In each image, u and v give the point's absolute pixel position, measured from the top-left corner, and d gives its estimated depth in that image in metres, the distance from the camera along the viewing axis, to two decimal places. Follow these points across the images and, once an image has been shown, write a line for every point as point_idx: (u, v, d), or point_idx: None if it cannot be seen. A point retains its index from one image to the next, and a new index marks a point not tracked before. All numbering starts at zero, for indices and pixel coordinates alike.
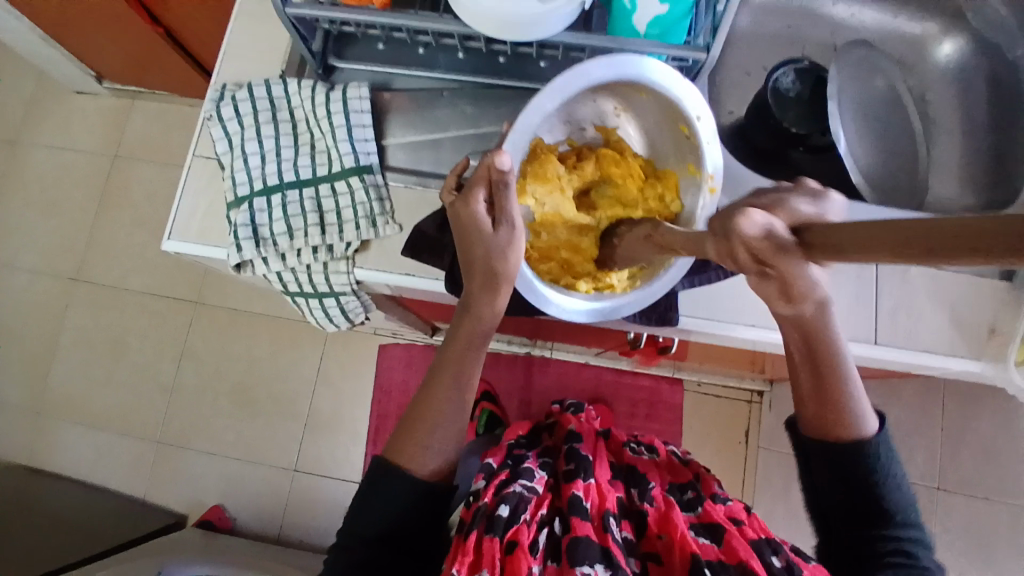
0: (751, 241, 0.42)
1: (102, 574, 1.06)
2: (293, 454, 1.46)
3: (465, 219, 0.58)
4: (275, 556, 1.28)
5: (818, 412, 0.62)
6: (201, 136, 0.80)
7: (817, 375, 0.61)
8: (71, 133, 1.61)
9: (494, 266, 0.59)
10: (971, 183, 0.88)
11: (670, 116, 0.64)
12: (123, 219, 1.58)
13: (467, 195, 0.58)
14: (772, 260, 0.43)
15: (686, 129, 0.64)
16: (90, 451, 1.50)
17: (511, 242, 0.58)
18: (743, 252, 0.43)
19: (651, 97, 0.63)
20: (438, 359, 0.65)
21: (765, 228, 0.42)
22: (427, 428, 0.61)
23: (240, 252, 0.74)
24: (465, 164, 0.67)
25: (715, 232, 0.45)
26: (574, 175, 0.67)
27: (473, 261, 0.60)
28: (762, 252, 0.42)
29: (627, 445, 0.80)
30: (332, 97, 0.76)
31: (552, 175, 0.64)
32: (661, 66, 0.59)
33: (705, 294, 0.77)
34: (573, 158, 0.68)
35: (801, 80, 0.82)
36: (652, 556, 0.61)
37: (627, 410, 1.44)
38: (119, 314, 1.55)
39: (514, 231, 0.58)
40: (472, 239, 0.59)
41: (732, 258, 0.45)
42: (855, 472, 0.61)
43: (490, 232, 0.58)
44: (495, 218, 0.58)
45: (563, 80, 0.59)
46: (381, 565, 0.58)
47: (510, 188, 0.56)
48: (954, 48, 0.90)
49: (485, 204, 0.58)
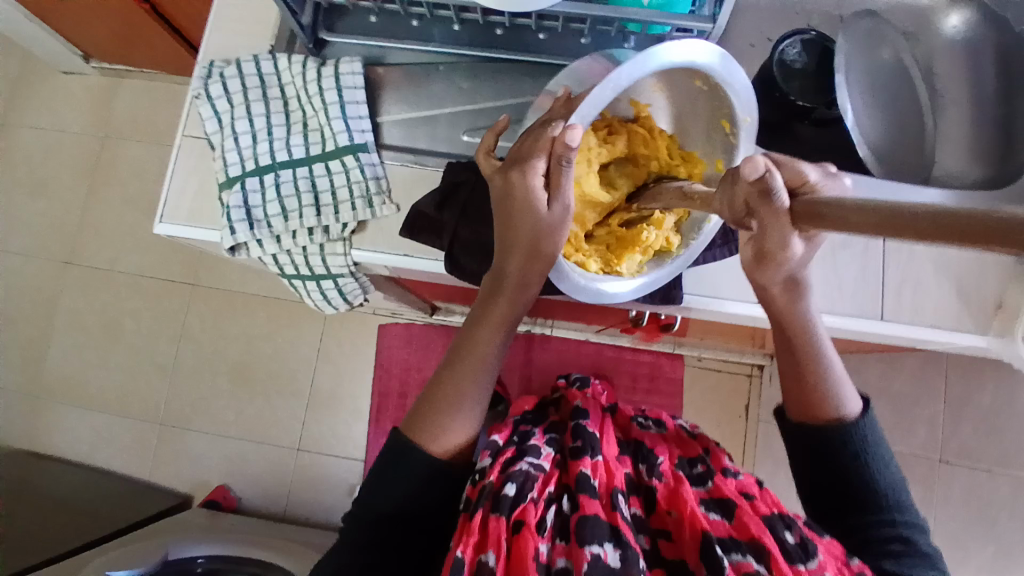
0: (745, 183, 0.47)
1: (111, 555, 1.07)
2: (295, 433, 1.47)
3: (519, 188, 0.57)
4: (280, 533, 1.29)
5: (804, 396, 0.65)
6: (189, 114, 0.78)
7: (788, 352, 0.65)
8: (59, 114, 1.58)
9: (540, 245, 0.58)
10: (977, 155, 0.87)
11: (715, 110, 0.63)
12: (116, 200, 1.56)
13: (525, 165, 0.56)
14: (760, 209, 0.47)
15: (728, 126, 0.63)
16: (92, 433, 1.51)
17: (562, 224, 0.58)
18: (741, 198, 0.48)
19: (704, 86, 0.61)
20: (462, 333, 0.65)
21: (763, 176, 0.46)
22: (452, 409, 0.61)
23: (234, 234, 0.72)
24: (501, 125, 0.65)
25: (726, 181, 0.50)
26: (604, 147, 0.65)
27: (516, 236, 0.59)
28: (753, 200, 0.47)
29: (635, 419, 0.79)
30: (323, 74, 0.74)
31: (585, 145, 0.63)
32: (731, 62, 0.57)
33: (709, 272, 0.76)
34: (604, 129, 0.65)
35: (806, 50, 0.82)
36: (662, 533, 0.61)
37: (627, 384, 1.43)
38: (115, 296, 1.54)
39: (567, 212, 0.57)
40: (520, 212, 0.57)
41: (729, 207, 0.50)
42: (841, 465, 0.63)
43: (545, 210, 0.57)
44: (550, 194, 0.57)
45: (642, 59, 0.53)
46: (393, 542, 0.58)
47: (569, 165, 0.55)
48: (962, 18, 0.88)
49: (542, 180, 0.57)
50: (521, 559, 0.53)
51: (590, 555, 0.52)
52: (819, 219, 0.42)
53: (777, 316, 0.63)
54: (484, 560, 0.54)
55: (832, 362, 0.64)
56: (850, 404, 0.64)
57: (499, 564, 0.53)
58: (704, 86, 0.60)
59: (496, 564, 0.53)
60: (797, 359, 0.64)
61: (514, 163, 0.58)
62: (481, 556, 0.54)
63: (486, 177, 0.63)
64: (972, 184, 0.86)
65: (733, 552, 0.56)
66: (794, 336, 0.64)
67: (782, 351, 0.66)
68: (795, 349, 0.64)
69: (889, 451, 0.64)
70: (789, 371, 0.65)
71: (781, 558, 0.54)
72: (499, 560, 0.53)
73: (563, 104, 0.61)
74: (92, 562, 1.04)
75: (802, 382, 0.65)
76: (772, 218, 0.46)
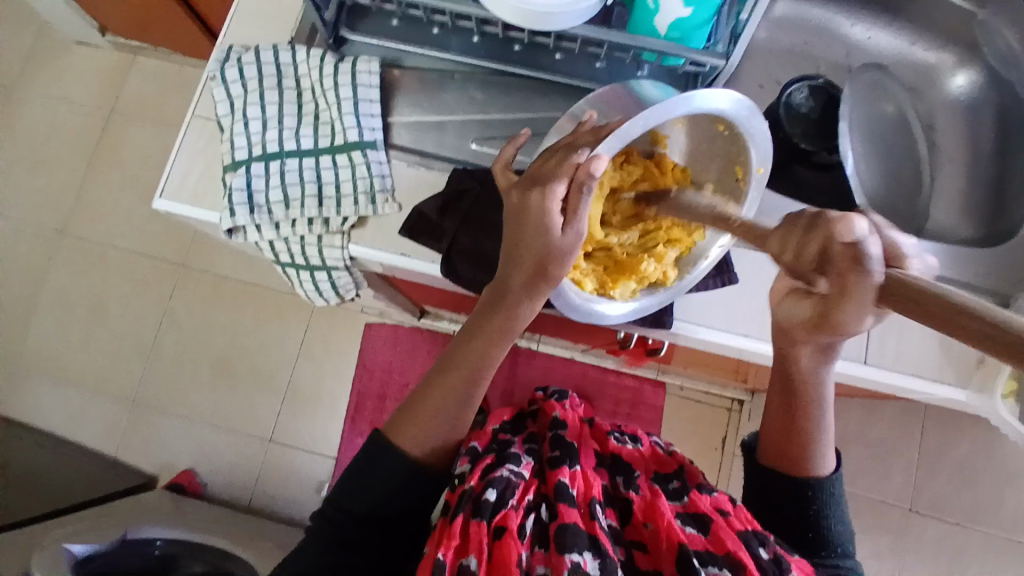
0: (834, 246, 0.44)
1: (71, 530, 1.05)
2: (270, 425, 1.45)
3: (535, 208, 0.57)
4: (245, 525, 1.27)
5: (783, 440, 0.66)
6: (201, 95, 0.79)
7: (790, 411, 0.65)
8: (68, 84, 1.58)
9: (548, 266, 0.59)
10: (968, 213, 0.90)
11: (729, 155, 0.64)
12: (114, 175, 1.55)
13: (545, 187, 0.57)
14: (843, 275, 0.44)
15: (740, 172, 0.64)
16: (64, 405, 1.49)
17: (571, 248, 0.58)
18: (817, 251, 0.44)
19: (725, 130, 0.61)
20: (457, 339, 0.65)
21: (858, 241, 0.43)
22: (439, 419, 0.62)
23: (233, 217, 0.72)
24: (523, 141, 0.67)
25: (800, 224, 0.46)
26: (619, 172, 0.65)
27: (522, 252, 0.59)
28: (838, 260, 0.44)
29: (611, 433, 0.77)
30: (340, 70, 0.75)
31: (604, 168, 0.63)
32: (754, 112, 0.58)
33: (699, 301, 0.77)
34: (621, 157, 0.65)
35: (812, 96, 0.84)
36: (636, 544, 0.62)
37: (609, 408, 1.44)
38: (103, 270, 1.53)
39: (578, 238, 0.58)
40: (530, 230, 0.58)
41: (795, 259, 0.46)
42: (791, 509, 0.65)
43: (558, 233, 0.57)
44: (565, 218, 0.57)
45: (679, 102, 0.53)
46: (370, 542, 0.59)
47: (588, 194, 0.56)
48: (968, 79, 0.91)
49: (560, 204, 0.57)
50: (502, 562, 0.53)
51: (569, 563, 0.54)
52: (908, 307, 0.40)
53: (789, 375, 0.64)
54: (464, 563, 0.54)
55: (825, 417, 0.65)
56: (825, 464, 0.65)
57: (481, 568, 0.53)
58: (725, 133, 0.62)
59: (477, 568, 0.54)
60: (789, 415, 0.65)
61: (533, 182, 0.58)
62: (462, 560, 0.55)
63: (503, 190, 0.65)
64: (963, 240, 0.88)
65: (710, 566, 0.57)
66: (800, 391, 0.64)
67: (779, 393, 0.66)
68: (792, 394, 0.65)
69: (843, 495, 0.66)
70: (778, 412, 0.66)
71: (755, 570, 0.56)
72: (480, 564, 0.54)
73: (586, 131, 0.61)
74: (57, 533, 1.03)
75: (791, 434, 0.65)
76: (854, 291, 0.44)
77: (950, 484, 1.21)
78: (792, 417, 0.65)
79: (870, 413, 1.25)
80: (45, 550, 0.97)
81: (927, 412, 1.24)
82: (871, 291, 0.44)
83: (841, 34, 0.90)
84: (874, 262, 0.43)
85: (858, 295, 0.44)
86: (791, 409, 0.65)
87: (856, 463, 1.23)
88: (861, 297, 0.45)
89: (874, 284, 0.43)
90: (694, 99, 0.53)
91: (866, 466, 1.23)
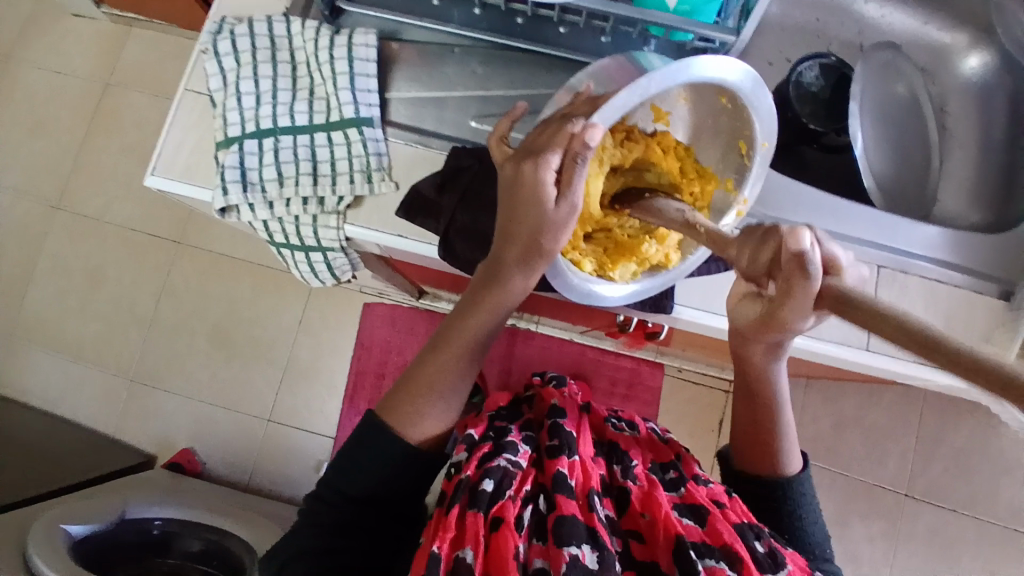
0: (783, 252, 0.43)
1: (67, 507, 1.04)
2: (268, 403, 1.45)
3: (529, 180, 0.55)
4: (242, 502, 1.27)
5: (748, 441, 0.66)
6: (194, 68, 0.76)
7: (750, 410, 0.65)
8: (61, 54, 1.54)
9: (541, 240, 0.57)
10: (977, 200, 0.88)
11: (733, 130, 0.62)
12: (110, 148, 1.52)
13: (539, 158, 0.54)
14: (788, 280, 0.43)
15: (744, 149, 0.62)
16: (60, 380, 1.48)
17: (567, 222, 0.55)
18: (769, 258, 0.44)
19: (729, 104, 0.58)
20: (450, 319, 0.64)
21: (806, 251, 0.42)
22: (432, 400, 0.61)
23: (226, 195, 0.70)
24: (518, 112, 0.64)
25: (756, 233, 0.45)
26: (621, 150, 0.61)
27: (516, 228, 0.57)
28: (786, 267, 0.43)
29: (609, 420, 0.77)
30: (336, 43, 0.73)
31: (603, 147, 0.59)
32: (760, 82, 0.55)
33: (701, 284, 0.75)
34: (624, 133, 0.61)
35: (824, 75, 0.82)
36: (633, 534, 0.62)
37: (607, 388, 1.43)
38: (97, 245, 1.51)
39: (573, 212, 0.55)
40: (525, 205, 0.56)
41: (750, 263, 0.46)
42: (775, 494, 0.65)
43: (551, 206, 0.55)
44: (558, 191, 0.55)
45: (682, 67, 0.50)
46: (365, 526, 0.58)
47: (584, 164, 0.53)
48: (981, 61, 0.89)
49: (553, 175, 0.54)
50: (499, 555, 0.53)
51: (568, 557, 0.53)
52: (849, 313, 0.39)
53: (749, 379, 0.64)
54: (460, 556, 0.54)
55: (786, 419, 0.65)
56: (792, 462, 0.65)
57: (478, 560, 0.53)
58: (730, 106, 0.59)
59: (474, 560, 0.53)
60: (756, 422, 0.65)
61: (528, 154, 0.56)
62: (458, 552, 0.54)
63: (496, 164, 0.62)
64: (970, 228, 0.87)
65: (707, 558, 0.57)
66: (762, 396, 0.64)
67: (746, 399, 0.66)
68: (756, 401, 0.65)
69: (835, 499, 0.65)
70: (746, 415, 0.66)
71: (752, 565, 0.56)
72: (477, 558, 0.53)
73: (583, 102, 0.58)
74: (53, 511, 1.03)
75: (756, 440, 0.66)
76: (796, 295, 0.43)
77: (947, 470, 1.21)
78: (754, 418, 0.65)
79: (870, 398, 1.24)
80: (41, 528, 0.96)
81: (928, 399, 1.23)
82: (811, 296, 0.43)
83: (855, 11, 0.87)
84: (815, 268, 0.42)
85: (798, 298, 0.43)
86: (754, 413, 0.65)
87: (854, 448, 1.23)
88: (800, 302, 0.44)
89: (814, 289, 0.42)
90: (697, 63, 0.51)
91: (863, 452, 1.23)
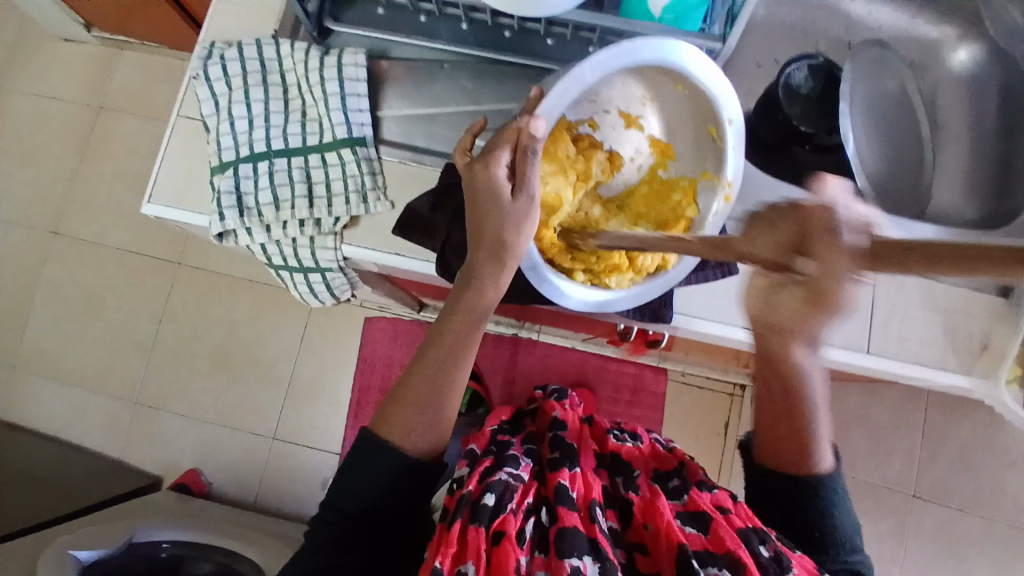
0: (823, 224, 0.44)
1: (74, 535, 1.04)
2: (272, 422, 1.45)
3: (482, 178, 0.57)
4: (250, 522, 1.27)
5: (782, 444, 0.66)
6: (185, 94, 0.76)
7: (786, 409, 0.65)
8: (56, 82, 1.55)
9: (504, 236, 0.57)
10: (970, 195, 0.88)
11: (699, 116, 0.64)
12: (107, 173, 1.53)
13: (489, 157, 0.57)
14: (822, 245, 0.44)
15: (714, 131, 0.63)
16: (65, 407, 1.48)
17: (527, 214, 0.57)
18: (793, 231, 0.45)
19: (684, 90, 0.62)
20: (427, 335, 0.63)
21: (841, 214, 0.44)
22: (422, 411, 0.60)
23: (223, 221, 0.71)
24: (480, 125, 0.65)
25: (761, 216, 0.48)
26: (581, 158, 0.65)
27: (482, 230, 0.58)
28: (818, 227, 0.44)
29: (611, 431, 0.77)
30: (326, 63, 0.73)
31: (562, 155, 0.63)
32: (701, 54, 0.59)
33: (698, 292, 0.75)
34: (585, 142, 0.66)
35: (812, 76, 0.82)
36: (638, 547, 0.61)
37: (610, 396, 1.43)
38: (98, 270, 1.51)
39: (531, 201, 0.57)
40: (486, 206, 0.57)
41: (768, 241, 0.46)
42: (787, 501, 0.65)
43: (508, 202, 0.57)
44: (514, 187, 0.57)
45: (610, 56, 0.58)
46: (362, 542, 0.58)
47: (536, 157, 0.56)
48: (969, 54, 0.89)
49: (506, 172, 0.57)
50: (500, 570, 0.53)
51: (569, 568, 0.53)
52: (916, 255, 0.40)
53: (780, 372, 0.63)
54: (462, 570, 0.53)
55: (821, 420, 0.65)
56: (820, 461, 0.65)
57: (479, 573, 0.53)
58: (683, 92, 0.63)
59: (476, 573, 0.53)
60: (793, 419, 0.65)
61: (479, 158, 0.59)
62: (459, 567, 0.54)
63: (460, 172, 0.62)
64: (963, 223, 0.87)
65: (709, 567, 0.56)
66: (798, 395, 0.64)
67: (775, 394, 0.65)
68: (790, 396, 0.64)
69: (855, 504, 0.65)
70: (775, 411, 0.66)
71: (756, 570, 0.55)
72: (478, 572, 0.53)
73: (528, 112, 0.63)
74: (60, 540, 1.02)
75: (793, 438, 0.65)
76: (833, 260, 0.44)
77: (954, 467, 1.20)
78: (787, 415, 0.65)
79: (874, 397, 1.24)
80: (49, 558, 0.96)
81: (932, 396, 1.23)
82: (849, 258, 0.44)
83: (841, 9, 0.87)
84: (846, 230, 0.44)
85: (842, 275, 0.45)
86: (787, 409, 0.65)
87: (859, 448, 1.23)
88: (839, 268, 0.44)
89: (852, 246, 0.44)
90: (622, 51, 0.58)
91: (870, 452, 1.22)
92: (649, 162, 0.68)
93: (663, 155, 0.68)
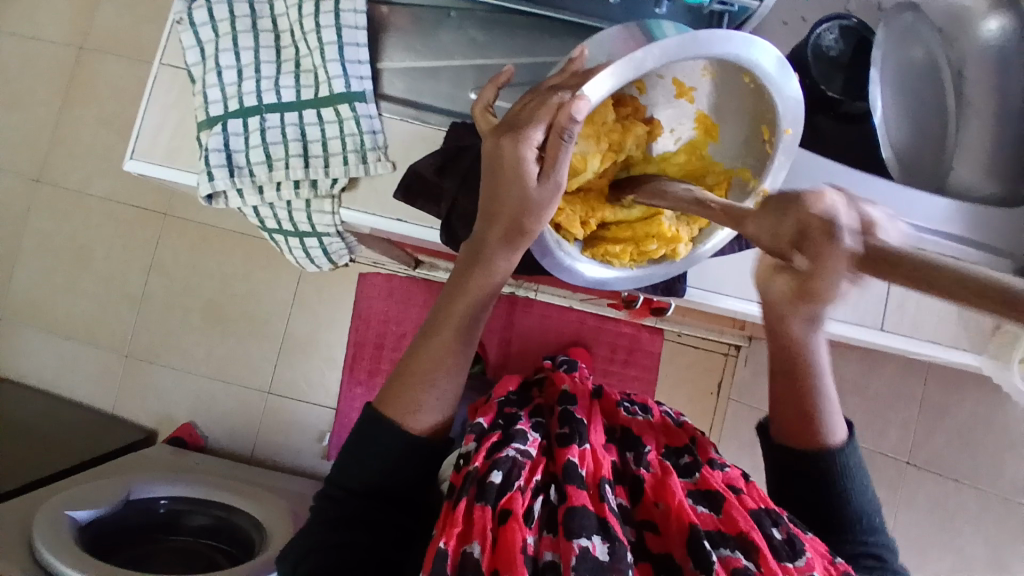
0: (809, 218, 0.40)
1: (70, 492, 1.03)
2: (267, 377, 1.43)
3: (509, 158, 0.49)
4: (247, 475, 1.27)
5: (796, 416, 0.64)
6: (170, 40, 0.71)
7: (794, 384, 0.63)
8: (32, 18, 1.46)
9: (523, 221, 0.52)
10: (993, 171, 0.84)
11: (754, 110, 0.55)
12: (87, 116, 1.45)
13: (519, 133, 0.49)
14: (816, 247, 0.39)
15: (767, 132, 0.56)
16: (55, 358, 1.46)
17: (550, 203, 0.51)
18: (792, 229, 0.41)
19: (751, 82, 0.52)
20: (436, 305, 0.59)
21: (831, 213, 0.38)
22: (424, 388, 0.57)
23: (211, 180, 0.66)
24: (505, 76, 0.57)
25: (773, 206, 0.42)
26: (619, 127, 0.56)
27: (498, 206, 0.52)
28: (811, 235, 0.39)
29: (621, 404, 0.75)
30: (322, 8, 0.68)
31: (599, 120, 0.54)
32: (777, 56, 0.50)
33: (712, 266, 0.73)
34: (629, 108, 0.56)
35: (843, 37, 0.77)
36: (648, 525, 0.60)
37: (606, 355, 1.42)
38: (81, 219, 1.46)
39: (557, 190, 0.50)
40: (508, 186, 0.50)
41: (774, 237, 0.42)
42: (813, 477, 0.64)
43: (534, 185, 0.50)
44: (542, 169, 0.50)
45: (681, 44, 0.47)
46: (368, 519, 0.56)
47: (570, 141, 0.48)
48: (999, 24, 0.82)
49: (536, 152, 0.49)
50: (507, 549, 0.52)
51: (578, 549, 0.52)
52: (884, 269, 0.35)
53: (791, 359, 0.62)
54: (468, 550, 0.52)
55: (830, 389, 0.63)
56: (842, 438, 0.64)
57: (485, 554, 0.52)
58: (749, 86, 0.53)
59: (481, 555, 0.52)
60: (800, 394, 0.63)
61: (508, 128, 0.50)
62: (465, 547, 0.53)
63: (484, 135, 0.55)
64: (982, 201, 0.84)
65: (721, 547, 0.56)
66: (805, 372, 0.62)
67: (784, 380, 0.63)
68: (799, 377, 0.63)
69: (868, 479, 0.65)
70: (791, 396, 0.64)
71: (767, 552, 0.55)
72: (484, 552, 0.52)
73: (572, 74, 0.51)
74: (55, 498, 1.02)
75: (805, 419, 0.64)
76: (828, 265, 0.39)
77: None
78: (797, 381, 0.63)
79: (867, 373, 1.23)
80: (45, 519, 0.95)
81: None
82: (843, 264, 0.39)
83: None
84: (845, 231, 0.38)
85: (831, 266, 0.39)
86: (800, 393, 0.63)
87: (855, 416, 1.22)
88: (834, 270, 0.40)
89: (847, 253, 0.38)
90: (694, 40, 0.47)
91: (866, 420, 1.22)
92: (691, 136, 0.58)
93: (706, 134, 0.58)
